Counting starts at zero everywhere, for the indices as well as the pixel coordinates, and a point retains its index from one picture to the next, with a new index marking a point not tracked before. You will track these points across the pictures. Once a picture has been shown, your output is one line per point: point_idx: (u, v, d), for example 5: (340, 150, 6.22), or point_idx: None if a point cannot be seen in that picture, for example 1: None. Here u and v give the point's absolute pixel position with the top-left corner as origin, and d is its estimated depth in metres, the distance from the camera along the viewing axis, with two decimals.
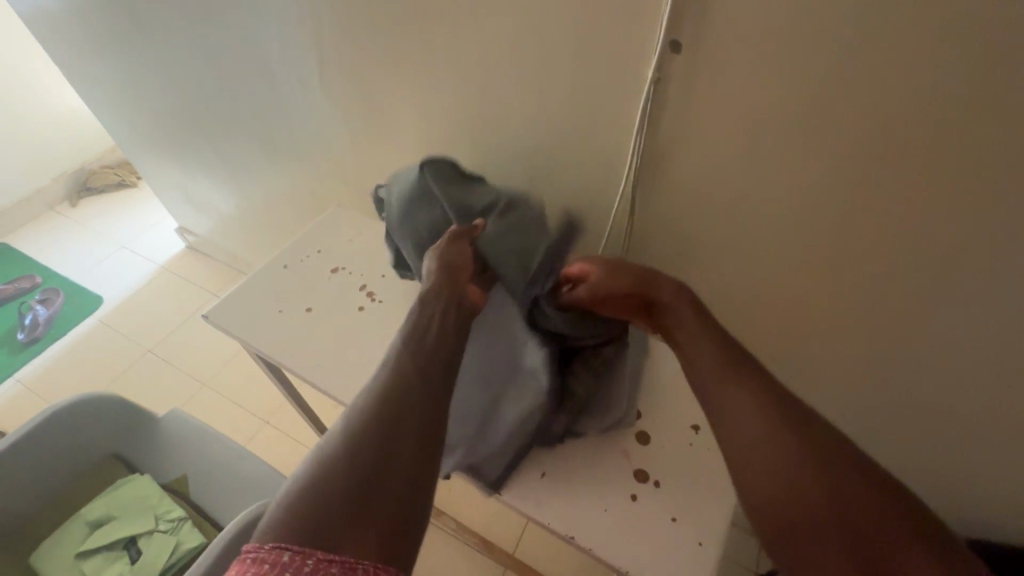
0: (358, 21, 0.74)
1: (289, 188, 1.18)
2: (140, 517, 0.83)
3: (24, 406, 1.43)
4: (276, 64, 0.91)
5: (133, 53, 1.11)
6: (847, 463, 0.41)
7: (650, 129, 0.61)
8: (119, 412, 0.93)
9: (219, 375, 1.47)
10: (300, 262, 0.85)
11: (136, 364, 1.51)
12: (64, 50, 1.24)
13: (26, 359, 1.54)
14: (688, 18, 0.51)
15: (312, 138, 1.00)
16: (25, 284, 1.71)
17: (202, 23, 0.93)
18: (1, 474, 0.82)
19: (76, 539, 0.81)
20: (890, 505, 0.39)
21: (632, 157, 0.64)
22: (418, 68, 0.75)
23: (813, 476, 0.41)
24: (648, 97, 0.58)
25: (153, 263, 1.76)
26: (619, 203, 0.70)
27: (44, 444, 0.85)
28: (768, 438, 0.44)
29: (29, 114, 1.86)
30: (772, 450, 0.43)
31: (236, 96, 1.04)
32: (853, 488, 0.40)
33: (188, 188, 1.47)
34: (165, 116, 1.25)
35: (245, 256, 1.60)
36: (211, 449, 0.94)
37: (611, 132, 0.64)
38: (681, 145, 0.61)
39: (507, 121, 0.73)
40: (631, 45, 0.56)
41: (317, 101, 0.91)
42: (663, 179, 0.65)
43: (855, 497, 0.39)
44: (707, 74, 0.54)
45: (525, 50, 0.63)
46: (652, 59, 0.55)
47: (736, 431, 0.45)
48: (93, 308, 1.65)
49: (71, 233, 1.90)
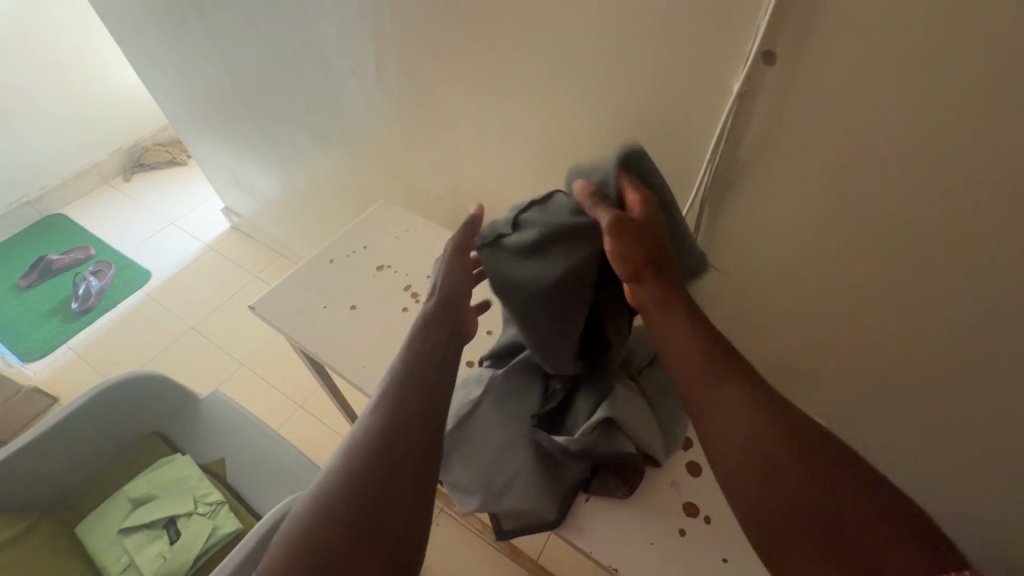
0: (420, 14, 0.72)
1: (336, 178, 1.18)
2: (180, 498, 0.84)
3: (74, 373, 1.49)
4: (332, 55, 0.90)
5: (193, 36, 1.12)
6: (835, 468, 0.40)
7: (728, 145, 0.56)
8: (163, 392, 0.95)
9: (257, 356, 1.50)
10: (346, 257, 0.85)
11: (179, 340, 1.56)
12: (127, 30, 1.27)
13: (78, 328, 1.60)
14: (789, 28, 0.46)
15: (363, 130, 0.99)
16: (80, 255, 1.77)
17: (261, 11, 0.93)
18: (52, 446, 0.85)
19: (120, 514, 0.83)
20: (875, 501, 0.38)
21: (703, 173, 0.59)
22: (478, 65, 0.72)
23: (805, 478, 0.39)
24: (730, 110, 0.53)
25: (199, 242, 1.81)
26: (683, 217, 0.66)
27: (93, 418, 0.89)
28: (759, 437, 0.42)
29: (90, 91, 1.93)
30: (762, 453, 0.41)
31: (289, 83, 1.03)
32: (843, 493, 0.38)
33: (236, 171, 1.50)
34: (218, 100, 1.26)
35: (287, 240, 1.63)
36: (249, 436, 0.95)
37: (685, 145, 0.60)
38: (761, 166, 0.56)
39: (569, 126, 0.69)
40: (718, 54, 0.51)
41: (371, 94, 0.90)
42: (736, 198, 0.60)
43: (844, 503, 0.38)
44: (802, 90, 0.49)
45: (596, 53, 0.60)
46: (741, 71, 0.50)
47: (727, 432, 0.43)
48: (141, 282, 1.71)
49: (124, 207, 1.96)
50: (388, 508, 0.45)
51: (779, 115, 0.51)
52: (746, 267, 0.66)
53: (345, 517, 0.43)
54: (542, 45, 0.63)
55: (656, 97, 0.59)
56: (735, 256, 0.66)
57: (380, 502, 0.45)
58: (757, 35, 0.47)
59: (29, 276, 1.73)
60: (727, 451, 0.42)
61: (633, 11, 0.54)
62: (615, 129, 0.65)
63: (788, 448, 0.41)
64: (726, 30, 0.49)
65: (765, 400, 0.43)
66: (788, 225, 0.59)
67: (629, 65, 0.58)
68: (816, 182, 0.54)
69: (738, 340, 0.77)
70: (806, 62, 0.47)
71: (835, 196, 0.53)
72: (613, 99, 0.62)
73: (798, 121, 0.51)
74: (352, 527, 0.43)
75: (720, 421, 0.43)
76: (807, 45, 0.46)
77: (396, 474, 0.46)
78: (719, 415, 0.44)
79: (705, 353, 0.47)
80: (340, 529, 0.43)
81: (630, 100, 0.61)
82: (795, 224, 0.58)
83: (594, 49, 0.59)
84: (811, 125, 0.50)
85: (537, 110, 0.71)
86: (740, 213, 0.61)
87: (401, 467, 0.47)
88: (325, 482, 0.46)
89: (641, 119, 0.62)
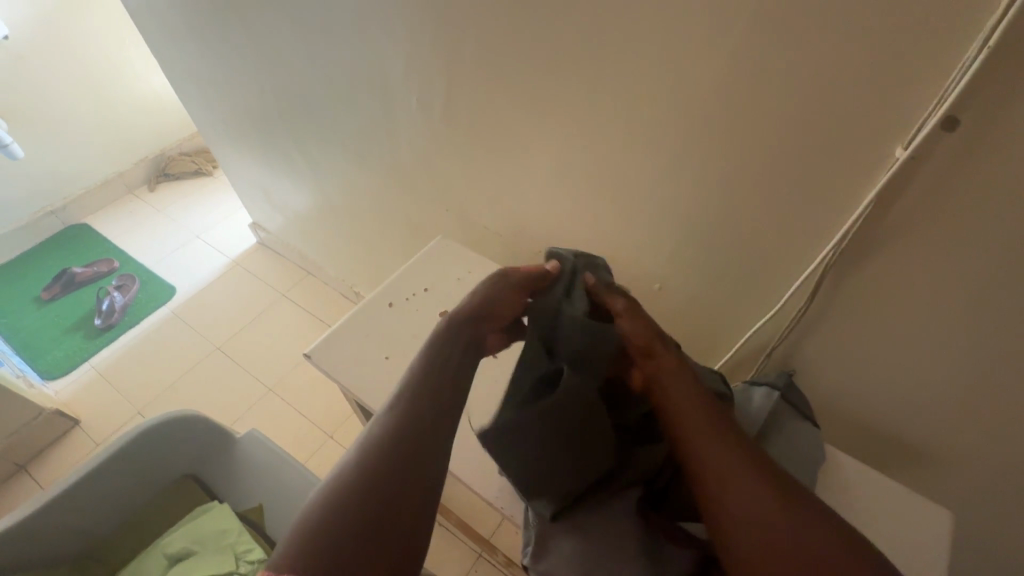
0: (508, 48, 0.67)
1: (382, 203, 1.12)
2: (219, 555, 0.79)
3: (96, 393, 1.44)
4: (396, 83, 0.85)
5: (242, 55, 1.08)
6: (813, 514, 0.41)
7: (873, 216, 0.50)
8: (197, 432, 0.88)
9: (285, 380, 1.44)
10: (407, 300, 0.80)
11: (204, 361, 1.50)
12: (170, 45, 1.23)
13: (101, 345, 1.56)
14: (983, 95, 0.40)
15: (419, 158, 0.94)
16: (104, 268, 1.73)
17: (321, 34, 0.88)
18: (85, 492, 0.80)
19: (156, 572, 0.79)
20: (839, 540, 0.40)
21: (834, 244, 0.53)
22: (570, 106, 0.66)
23: (792, 528, 0.40)
24: (887, 178, 0.47)
25: (224, 257, 1.76)
26: (797, 285, 0.59)
27: (125, 464, 0.83)
28: (753, 488, 0.42)
29: (120, 99, 1.89)
30: (749, 497, 0.42)
31: (343, 108, 0.99)
32: (819, 538, 0.40)
33: (269, 188, 1.45)
34: (259, 118, 1.22)
35: (317, 260, 1.57)
36: (286, 480, 0.88)
37: (814, 207, 0.54)
38: (909, 241, 0.49)
39: (672, 176, 0.63)
40: (880, 113, 0.46)
41: (435, 124, 0.85)
42: (870, 276, 0.53)
43: (823, 548, 0.39)
44: (984, 163, 0.42)
45: (720, 104, 0.54)
46: (913, 137, 0.44)
47: (728, 485, 0.43)
48: (166, 298, 1.66)
49: (149, 218, 1.92)
50: (402, 496, 0.41)
51: (950, 190, 0.45)
52: (866, 350, 0.59)
53: (358, 509, 0.40)
54: (654, 91, 0.58)
55: (789, 155, 0.53)
56: (853, 337, 0.59)
57: (395, 495, 0.41)
58: (943, 99, 0.41)
59: (52, 289, 1.69)
60: (721, 499, 0.42)
61: (780, 61, 0.48)
62: (729, 185, 0.59)
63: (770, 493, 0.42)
64: (900, 90, 0.44)
65: (748, 451, 0.45)
66: (931, 313, 0.52)
67: (762, 120, 0.52)
68: (980, 268, 0.47)
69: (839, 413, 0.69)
70: (999, 133, 0.40)
71: (1004, 285, 0.46)
72: (731, 154, 0.57)
73: (972, 200, 0.44)
74: (364, 521, 0.39)
75: (719, 466, 0.44)
76: (1005, 116, 0.39)
77: (411, 466, 0.43)
78: (718, 465, 0.44)
79: (696, 402, 0.48)
80: (351, 524, 0.39)
81: (753, 155, 0.55)
82: (941, 313, 0.51)
83: (721, 99, 0.54)
84: (986, 202, 0.43)
85: (635, 158, 0.65)
86: (870, 293, 0.54)
87: (415, 456, 0.44)
88: (337, 479, 0.42)
89: (764, 176, 0.56)
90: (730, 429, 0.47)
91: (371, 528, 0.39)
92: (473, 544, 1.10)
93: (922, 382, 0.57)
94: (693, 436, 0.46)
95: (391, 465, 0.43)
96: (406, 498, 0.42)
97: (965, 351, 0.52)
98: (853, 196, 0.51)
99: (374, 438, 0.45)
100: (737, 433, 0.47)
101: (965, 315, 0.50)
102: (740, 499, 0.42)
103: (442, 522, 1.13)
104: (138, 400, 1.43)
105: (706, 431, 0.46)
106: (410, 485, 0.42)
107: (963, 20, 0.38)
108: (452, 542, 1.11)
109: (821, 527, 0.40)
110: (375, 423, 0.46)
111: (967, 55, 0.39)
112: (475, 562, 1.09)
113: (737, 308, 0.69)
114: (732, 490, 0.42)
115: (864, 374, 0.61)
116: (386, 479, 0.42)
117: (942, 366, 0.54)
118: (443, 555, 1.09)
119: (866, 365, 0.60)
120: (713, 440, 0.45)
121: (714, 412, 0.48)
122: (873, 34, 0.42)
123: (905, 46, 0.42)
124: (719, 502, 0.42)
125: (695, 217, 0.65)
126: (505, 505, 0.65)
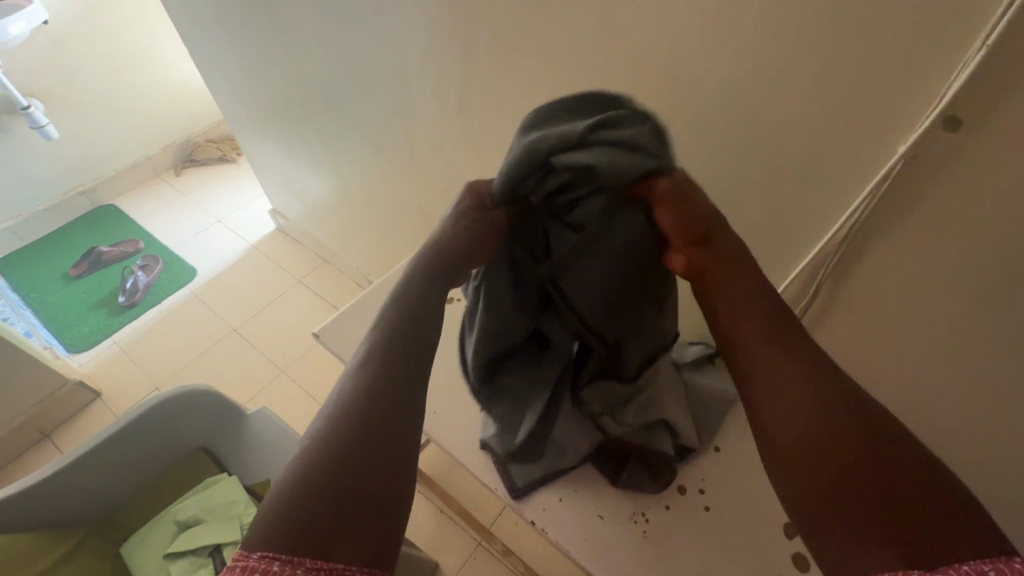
0: (520, 41, 0.68)
1: (396, 192, 1.15)
2: (227, 525, 0.83)
3: (117, 368, 1.50)
4: (413, 73, 0.87)
5: (266, 43, 1.10)
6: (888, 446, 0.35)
7: (873, 213, 0.50)
8: (208, 408, 0.91)
9: (298, 364, 1.48)
10: None
11: (220, 342, 1.54)
12: (198, 33, 1.26)
13: (124, 321, 1.61)
14: (985, 92, 0.39)
15: (432, 148, 0.96)
16: (129, 248, 1.79)
17: (341, 24, 0.90)
18: (99, 459, 0.84)
19: (165, 538, 0.83)
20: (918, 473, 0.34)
21: (836, 240, 0.54)
22: (579, 98, 0.67)
23: (874, 460, 0.35)
24: (888, 174, 0.47)
25: (244, 242, 1.80)
26: (799, 281, 0.60)
27: (138, 435, 0.87)
28: (823, 419, 0.37)
29: (150, 85, 1.94)
30: (816, 423, 0.37)
31: (361, 98, 1.01)
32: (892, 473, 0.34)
33: (289, 175, 1.48)
34: (280, 104, 1.24)
35: (333, 246, 1.60)
36: (292, 455, 0.90)
37: (817, 203, 0.55)
38: (909, 240, 0.49)
39: (677, 171, 0.64)
40: (885, 108, 0.46)
41: (449, 114, 0.87)
42: (870, 273, 0.54)
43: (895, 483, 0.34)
44: (986, 160, 0.42)
45: (724, 98, 0.55)
46: (915, 132, 0.45)
47: (781, 425, 0.38)
48: (187, 279, 1.71)
49: (174, 202, 1.98)
50: (376, 475, 0.39)
51: (950, 189, 0.44)
52: (865, 350, 0.59)
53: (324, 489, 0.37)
54: (659, 85, 0.59)
55: (792, 151, 0.53)
56: (851, 337, 0.59)
57: (368, 476, 0.39)
58: (945, 96, 0.41)
59: (80, 266, 1.75)
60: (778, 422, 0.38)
61: (785, 57, 0.48)
62: (734, 180, 0.59)
63: (839, 422, 0.36)
64: (902, 87, 0.44)
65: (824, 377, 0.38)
66: (930, 314, 0.52)
67: (764, 116, 0.53)
68: (978, 271, 0.46)
69: None
70: (999, 131, 0.40)
71: (1002, 289, 0.46)
72: (734, 149, 0.57)
73: (971, 200, 0.44)
74: (331, 505, 0.37)
75: (772, 397, 0.39)
76: (1009, 113, 0.39)
77: (379, 442, 0.40)
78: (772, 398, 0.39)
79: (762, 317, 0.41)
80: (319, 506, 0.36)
81: (757, 150, 0.55)
82: (939, 314, 0.51)
83: (725, 93, 0.54)
84: (984, 202, 0.43)
85: None
86: (871, 291, 0.55)
87: (387, 432, 0.41)
88: None
89: (767, 171, 0.56)
90: (796, 343, 0.40)
91: (339, 511, 0.37)
92: (473, 532, 1.11)
93: (920, 385, 0.57)
94: (759, 353, 0.40)
95: (357, 440, 0.40)
96: (373, 477, 0.39)
97: (963, 354, 0.52)
98: (856, 193, 0.51)
99: (339, 408, 0.42)
100: (802, 349, 0.40)
101: (962, 318, 0.49)
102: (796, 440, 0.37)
103: (443, 508, 1.15)
104: (156, 376, 1.48)
105: (775, 353, 0.40)
106: (383, 465, 0.40)
107: (964, 16, 0.39)
108: (451, 528, 1.13)
109: (900, 459, 0.35)
110: (344, 389, 0.43)
111: (969, 51, 0.39)
112: (473, 549, 1.11)
113: None
114: (793, 424, 0.37)
115: (863, 373, 0.61)
116: (357, 457, 0.39)
117: (941, 368, 0.54)
118: (442, 541, 1.11)
119: (864, 365, 0.60)
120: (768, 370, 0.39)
121: (778, 325, 0.41)
122: (879, 27, 0.42)
123: (908, 42, 0.42)
124: (776, 437, 0.38)
125: None
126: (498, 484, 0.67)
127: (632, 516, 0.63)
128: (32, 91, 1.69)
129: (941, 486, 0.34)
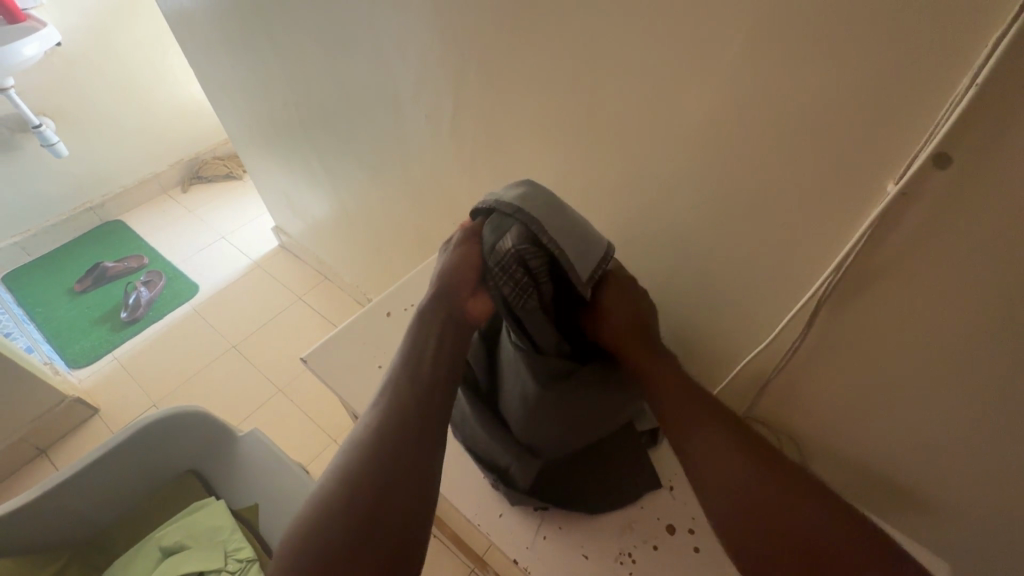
0: (510, 70, 0.68)
1: (392, 212, 1.14)
2: (211, 551, 0.82)
3: (116, 384, 1.50)
4: (407, 99, 0.88)
5: (267, 66, 1.12)
6: (818, 501, 0.43)
7: (864, 250, 0.48)
8: (197, 432, 0.90)
9: (295, 383, 1.47)
10: (403, 311, 0.82)
11: (219, 359, 1.54)
12: (204, 56, 1.28)
13: (126, 337, 1.62)
14: (975, 130, 0.38)
15: (427, 171, 0.96)
16: (134, 264, 1.81)
17: (338, 50, 0.92)
18: (86, 483, 0.83)
19: (148, 563, 0.82)
20: (838, 519, 0.42)
21: (827, 275, 0.52)
22: (571, 123, 0.67)
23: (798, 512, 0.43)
24: (878, 212, 0.46)
25: (246, 258, 1.82)
26: (790, 317, 0.59)
27: (126, 458, 0.86)
28: (751, 485, 0.45)
29: (160, 104, 1.98)
30: (747, 487, 0.45)
31: (358, 121, 1.02)
32: (825, 525, 0.42)
33: (290, 194, 1.49)
34: (281, 125, 1.26)
35: (333, 264, 1.60)
36: (279, 481, 0.89)
37: (806, 237, 0.54)
38: (900, 278, 0.48)
39: (665, 201, 0.63)
40: (873, 145, 0.45)
41: (442, 139, 0.87)
42: (861, 312, 0.52)
43: (827, 533, 0.42)
44: (977, 200, 0.40)
45: (708, 131, 0.54)
46: (904, 170, 0.44)
47: (722, 481, 0.46)
48: (188, 296, 1.72)
49: (180, 218, 2.00)
50: (402, 484, 0.43)
51: (945, 227, 0.43)
52: (863, 386, 0.57)
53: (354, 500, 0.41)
54: (646, 118, 0.59)
55: (783, 181, 0.52)
56: (842, 373, 0.58)
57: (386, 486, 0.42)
58: (934, 135, 0.40)
59: (84, 282, 1.77)
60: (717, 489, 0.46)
61: (770, 90, 0.48)
62: (722, 211, 0.59)
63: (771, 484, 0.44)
64: (889, 126, 0.43)
65: (749, 444, 0.47)
66: (926, 353, 0.50)
67: (752, 148, 0.52)
68: (974, 311, 0.44)
69: (831, 457, 0.66)
70: (989, 169, 0.39)
71: (1001, 330, 0.44)
72: (722, 180, 0.56)
73: (967, 237, 0.42)
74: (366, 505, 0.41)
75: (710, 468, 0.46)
76: (999, 152, 0.38)
77: (396, 455, 0.44)
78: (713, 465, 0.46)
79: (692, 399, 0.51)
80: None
81: (745, 182, 0.55)
82: (935, 353, 0.49)
83: (711, 126, 0.54)
84: (971, 243, 0.42)
85: (631, 180, 0.66)
86: (859, 329, 0.53)
87: (405, 447, 0.44)
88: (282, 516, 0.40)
89: (756, 203, 0.55)
90: (713, 414, 0.49)
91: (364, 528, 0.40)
92: (465, 559, 1.09)
93: (915, 425, 0.55)
94: (696, 437, 0.48)
95: (373, 497, 0.41)
96: (378, 544, 0.40)
97: (961, 395, 0.49)
98: (846, 229, 0.50)
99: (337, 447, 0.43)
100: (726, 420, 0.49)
101: (955, 358, 0.48)
102: (735, 497, 0.44)
103: (435, 534, 1.13)
104: (154, 393, 1.48)
105: (705, 433, 0.48)
106: (405, 475, 0.43)
107: (951, 56, 0.38)
108: (445, 555, 1.11)
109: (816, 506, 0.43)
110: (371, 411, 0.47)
111: (957, 90, 0.38)
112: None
113: (734, 336, 0.69)
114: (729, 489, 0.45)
115: (857, 411, 0.59)
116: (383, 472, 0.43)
117: (939, 409, 0.52)
118: (434, 569, 1.09)
119: (857, 403, 0.59)
120: (704, 440, 0.48)
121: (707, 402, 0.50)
122: (863, 63, 0.42)
123: (894, 78, 0.41)
124: (719, 500, 0.45)
125: (688, 241, 0.65)
126: (482, 522, 0.66)
127: (616, 555, 0.62)
128: (45, 111, 1.72)
129: (860, 524, 0.42)
